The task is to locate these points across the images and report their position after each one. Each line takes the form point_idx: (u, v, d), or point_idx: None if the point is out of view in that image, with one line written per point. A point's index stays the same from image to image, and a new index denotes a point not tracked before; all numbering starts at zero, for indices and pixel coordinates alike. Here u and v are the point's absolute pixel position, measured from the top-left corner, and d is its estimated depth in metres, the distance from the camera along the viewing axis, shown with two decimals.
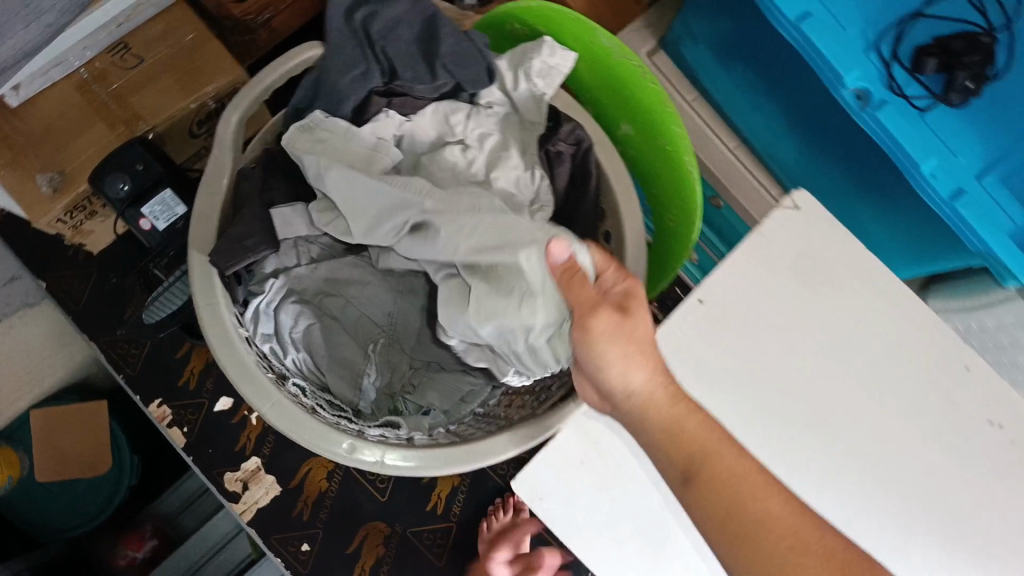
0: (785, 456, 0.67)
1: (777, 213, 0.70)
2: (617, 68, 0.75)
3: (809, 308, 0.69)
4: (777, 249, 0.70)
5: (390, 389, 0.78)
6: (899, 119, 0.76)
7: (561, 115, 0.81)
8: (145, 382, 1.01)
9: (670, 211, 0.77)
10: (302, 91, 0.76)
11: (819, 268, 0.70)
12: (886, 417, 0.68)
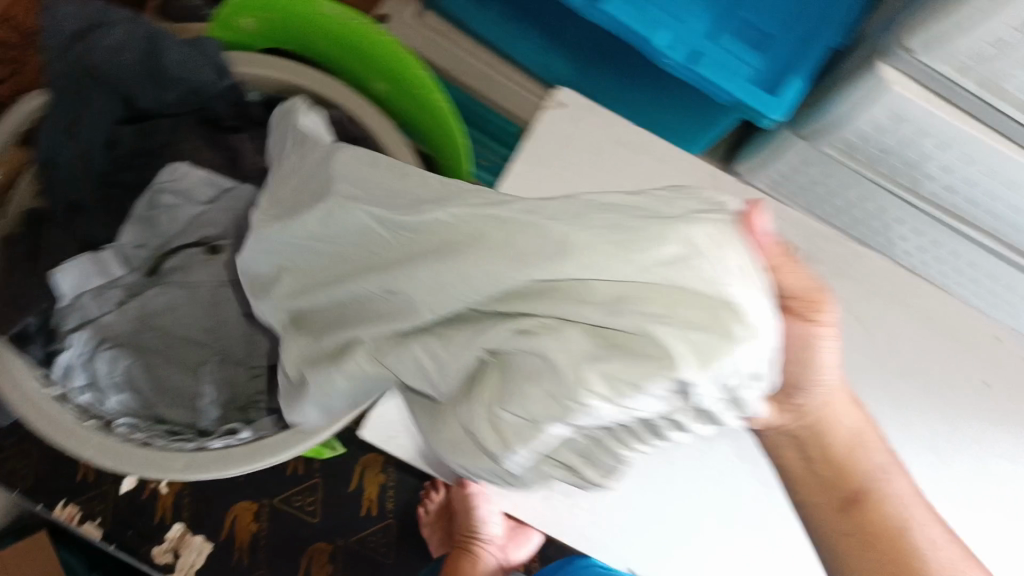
0: None
1: (548, 117, 0.85)
2: (336, 24, 0.74)
3: (591, 180, 0.85)
4: (554, 144, 0.85)
5: (234, 401, 0.79)
6: (626, 7, 0.79)
7: (297, 86, 0.79)
8: (45, 491, 1.20)
9: (438, 140, 0.79)
10: (35, 142, 0.73)
11: (589, 153, 0.85)
12: None
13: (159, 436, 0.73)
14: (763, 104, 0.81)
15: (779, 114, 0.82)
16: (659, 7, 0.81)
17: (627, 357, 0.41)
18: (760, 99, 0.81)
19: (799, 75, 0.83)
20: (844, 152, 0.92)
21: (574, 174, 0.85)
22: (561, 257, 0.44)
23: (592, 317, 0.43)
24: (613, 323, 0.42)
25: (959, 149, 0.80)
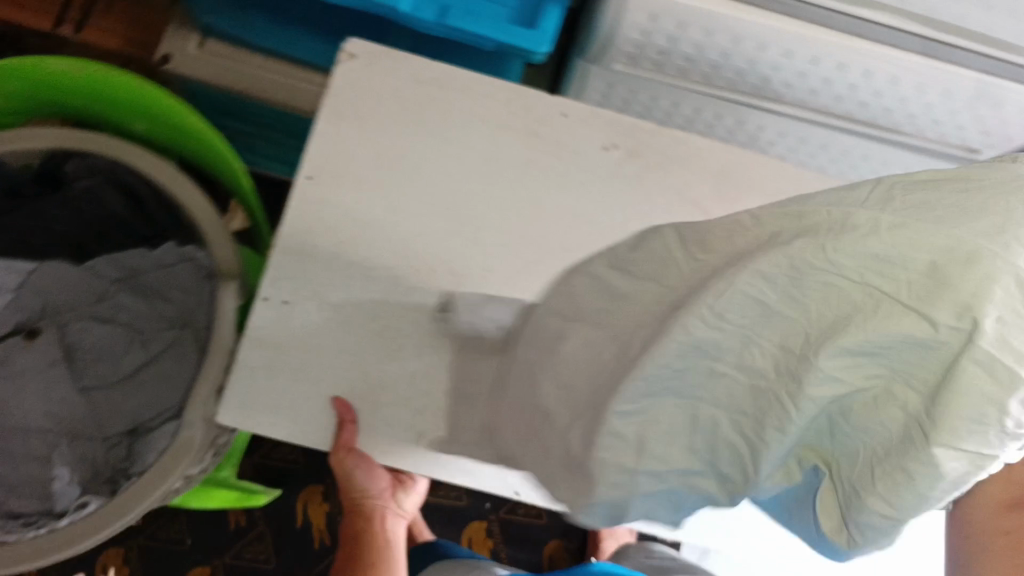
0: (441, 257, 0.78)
1: (342, 70, 0.80)
2: (81, 77, 0.74)
3: (399, 127, 0.80)
4: (353, 99, 0.79)
5: (99, 476, 0.83)
6: None
7: (71, 155, 0.80)
8: None
9: (221, 165, 0.79)
10: None
11: (392, 102, 0.80)
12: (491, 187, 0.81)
13: (15, 527, 0.76)
14: (529, 39, 0.86)
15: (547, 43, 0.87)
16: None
17: (870, 310, 0.43)
18: (526, 34, 0.86)
19: (554, 5, 0.88)
20: (675, 73, 0.94)
21: (391, 110, 0.80)
22: (875, 314, 0.43)
23: (872, 286, 0.43)
24: (869, 359, 0.44)
25: (830, 60, 0.88)
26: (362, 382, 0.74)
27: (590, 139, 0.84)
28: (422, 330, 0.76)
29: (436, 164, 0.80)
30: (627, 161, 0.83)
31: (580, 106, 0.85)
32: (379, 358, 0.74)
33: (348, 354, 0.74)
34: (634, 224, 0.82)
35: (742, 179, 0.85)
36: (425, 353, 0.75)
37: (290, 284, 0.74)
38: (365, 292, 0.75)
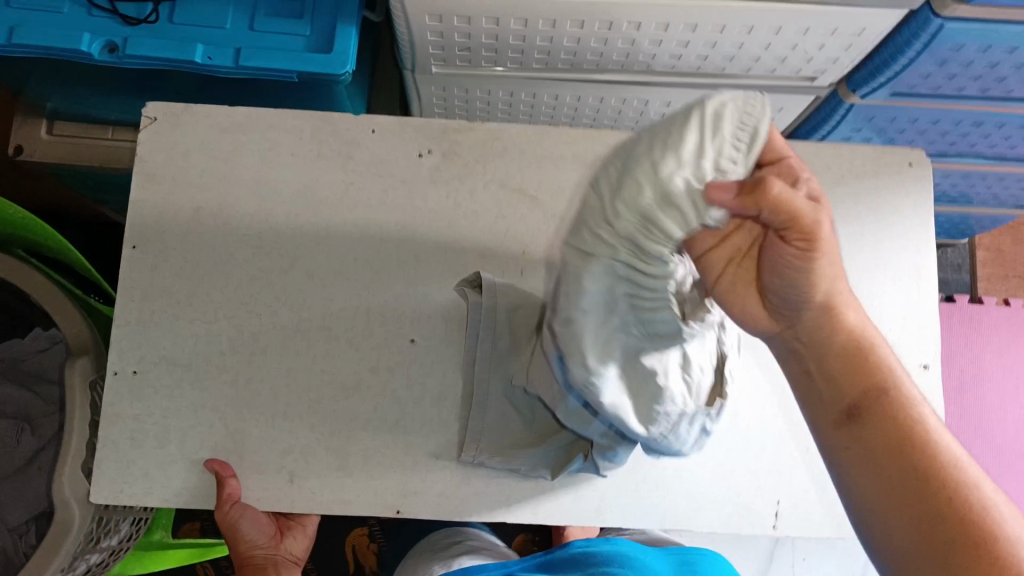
0: (285, 297, 0.76)
1: (145, 134, 0.78)
2: None
3: (215, 175, 0.78)
4: (161, 159, 0.78)
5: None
6: (147, 39, 0.80)
7: None
8: None
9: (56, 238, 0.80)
10: None
11: (203, 151, 0.78)
12: (321, 215, 0.78)
13: None
14: (321, 64, 0.80)
15: (348, 64, 0.80)
16: (197, 27, 0.82)
17: None
18: (319, 60, 0.80)
19: (349, 24, 0.81)
20: (518, 66, 0.87)
21: (197, 162, 0.78)
22: None
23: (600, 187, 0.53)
24: None
25: (681, 22, 0.78)
26: (224, 435, 0.74)
27: (409, 146, 0.79)
28: (279, 378, 0.75)
29: (255, 211, 0.77)
30: (449, 162, 0.79)
31: (389, 118, 0.79)
32: (239, 408, 0.74)
33: (204, 414, 0.74)
34: (481, 215, 0.78)
35: (580, 158, 0.79)
36: (284, 394, 0.74)
37: (134, 360, 0.74)
38: (212, 349, 0.75)
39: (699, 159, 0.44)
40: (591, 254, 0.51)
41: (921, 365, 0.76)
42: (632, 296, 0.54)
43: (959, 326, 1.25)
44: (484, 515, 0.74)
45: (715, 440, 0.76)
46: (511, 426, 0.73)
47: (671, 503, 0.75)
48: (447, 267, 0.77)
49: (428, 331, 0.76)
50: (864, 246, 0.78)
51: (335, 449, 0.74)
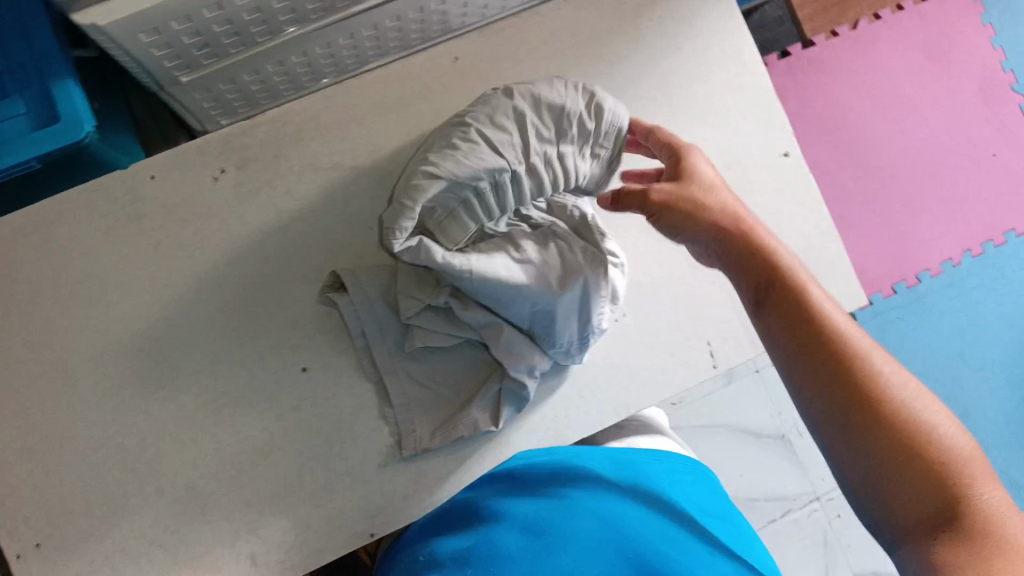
0: (152, 389, 0.68)
1: None
2: None
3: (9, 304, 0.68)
4: None
5: None
6: None
7: None
8: None
9: None
10: None
11: None
12: (144, 290, 0.69)
13: None
14: (55, 137, 0.68)
15: (86, 123, 0.69)
16: None
17: (489, 106, 0.59)
18: (52, 134, 0.68)
19: (64, 79, 0.69)
20: (265, 37, 0.75)
21: None
22: (496, 101, 0.59)
23: (500, 106, 0.58)
24: (472, 122, 0.57)
25: None
26: (160, 556, 0.66)
27: (198, 174, 0.69)
28: (189, 471, 0.67)
29: (73, 320, 0.68)
30: (248, 171, 0.69)
31: (161, 154, 0.69)
32: (165, 522, 0.67)
33: (128, 549, 0.66)
34: (308, 209, 0.70)
35: (381, 104, 0.71)
36: (203, 484, 0.67)
37: (28, 533, 0.66)
38: (103, 480, 0.67)
39: (569, 117, 0.59)
40: (463, 163, 0.55)
41: (781, 155, 0.73)
42: (464, 205, 0.59)
43: (803, 74, 1.26)
44: (456, 495, 0.69)
45: (631, 310, 0.72)
46: (440, 399, 0.69)
47: (618, 392, 0.71)
48: (303, 279, 0.69)
49: (314, 351, 0.69)
50: (684, 61, 0.72)
51: (282, 510, 0.67)
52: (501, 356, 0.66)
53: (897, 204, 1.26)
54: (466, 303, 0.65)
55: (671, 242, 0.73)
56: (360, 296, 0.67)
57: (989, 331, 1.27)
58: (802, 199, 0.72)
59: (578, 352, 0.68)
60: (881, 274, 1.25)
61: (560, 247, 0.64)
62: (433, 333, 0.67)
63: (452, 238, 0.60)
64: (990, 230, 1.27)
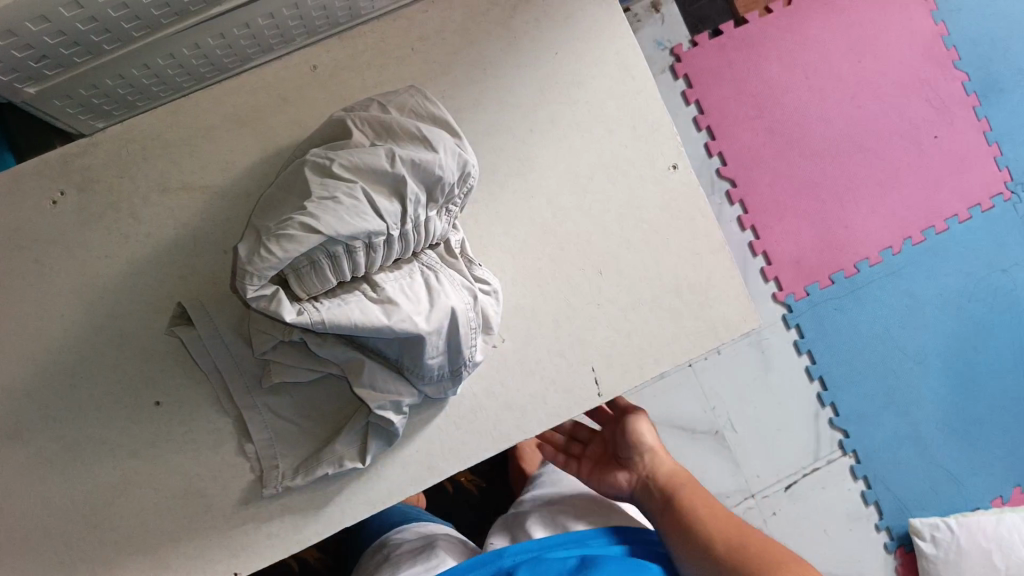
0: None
1: None
2: None
3: None
4: None
5: None
6: None
7: None
8: None
9: None
10: None
11: None
12: None
13: None
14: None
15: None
16: None
17: (368, 155, 0.51)
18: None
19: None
20: (113, 44, 0.66)
21: None
22: (376, 150, 0.51)
23: (379, 163, 0.51)
24: (346, 178, 0.50)
25: None
26: None
27: (36, 198, 0.64)
28: (38, 512, 0.63)
29: None
30: (90, 195, 0.65)
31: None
32: (11, 568, 0.62)
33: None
34: (159, 232, 0.65)
35: (234, 118, 0.66)
36: (54, 527, 0.63)
37: None
38: None
39: (449, 186, 0.54)
40: (330, 230, 0.48)
41: (667, 168, 0.69)
42: (328, 265, 0.52)
43: (735, 52, 1.20)
44: (325, 531, 0.64)
45: (511, 334, 0.66)
46: (304, 433, 0.65)
47: (498, 422, 0.66)
48: (155, 307, 0.65)
49: (170, 384, 0.65)
50: (559, 66, 0.68)
51: (139, 549, 0.63)
52: (364, 395, 0.59)
53: (835, 188, 1.21)
54: (321, 337, 0.58)
55: (554, 257, 0.67)
56: (209, 330, 0.63)
57: (930, 322, 1.22)
58: (689, 211, 0.68)
59: (451, 386, 0.62)
60: (819, 262, 1.19)
61: (427, 276, 0.58)
62: (287, 370, 0.62)
63: (311, 286, 0.53)
64: (930, 216, 1.22)
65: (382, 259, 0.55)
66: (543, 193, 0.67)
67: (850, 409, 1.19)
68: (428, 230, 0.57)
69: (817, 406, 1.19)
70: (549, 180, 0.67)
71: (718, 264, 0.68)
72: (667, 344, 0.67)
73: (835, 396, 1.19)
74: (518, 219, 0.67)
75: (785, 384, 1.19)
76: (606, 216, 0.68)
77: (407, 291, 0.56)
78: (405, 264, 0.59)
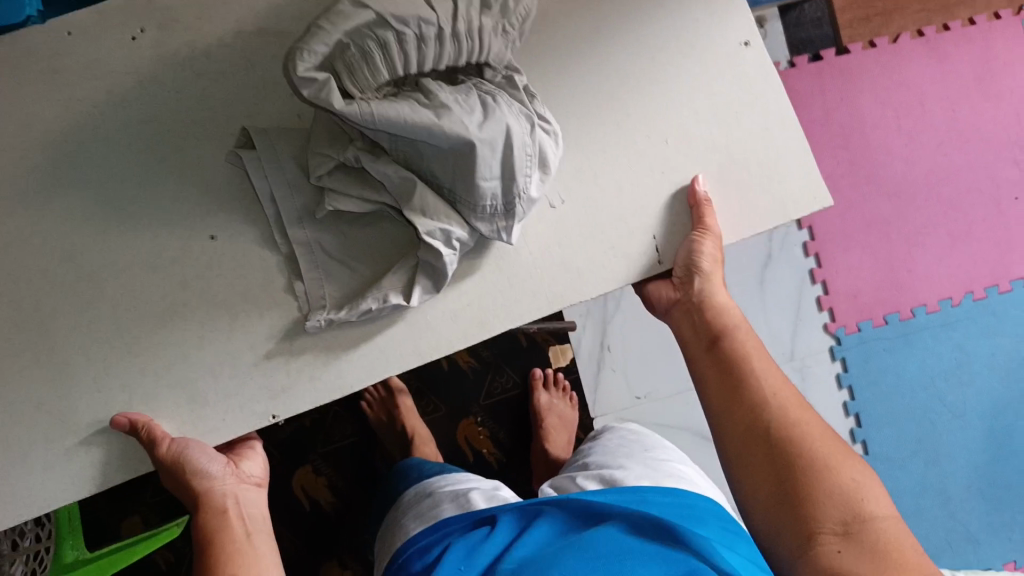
0: (52, 247, 0.64)
1: None
2: None
3: None
4: None
5: None
6: None
7: None
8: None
9: None
10: None
11: None
12: (63, 149, 0.65)
13: None
14: None
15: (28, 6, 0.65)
16: None
17: None
18: None
19: None
20: None
21: None
22: None
23: None
24: None
25: None
26: (48, 419, 0.62)
27: (116, 34, 0.66)
28: (84, 331, 0.63)
29: None
30: (168, 34, 0.66)
31: (81, 13, 0.66)
32: (50, 385, 0.62)
33: (2, 414, 0.61)
34: (235, 71, 0.67)
35: None
36: (95, 349, 0.63)
37: None
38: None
39: None
40: (376, 5, 0.51)
41: (741, 43, 0.69)
42: (384, 59, 0.53)
43: (831, 79, 1.22)
44: (365, 381, 0.65)
45: (570, 204, 0.66)
46: (352, 270, 0.65)
47: (552, 281, 0.65)
48: (218, 146, 0.66)
49: (227, 221, 0.65)
50: (643, 0, 0.69)
51: (179, 381, 0.63)
52: (414, 219, 0.58)
53: (906, 229, 1.20)
54: (375, 154, 0.58)
55: (634, 169, 0.67)
56: (271, 158, 0.64)
57: (974, 379, 1.19)
58: (756, 88, 0.68)
59: (505, 223, 0.60)
60: (875, 300, 1.18)
61: (482, 94, 0.57)
62: (355, 178, 0.60)
63: (366, 82, 0.53)
64: (996, 275, 1.20)
65: (435, 62, 0.55)
66: (625, 112, 0.67)
67: (881, 448, 1.17)
68: (487, 44, 0.57)
69: (847, 441, 1.17)
70: (614, 81, 0.67)
71: (771, 144, 0.68)
72: (723, 215, 0.67)
73: (867, 435, 1.17)
74: (596, 115, 0.67)
75: (819, 409, 1.17)
76: (673, 128, 0.67)
77: (462, 103, 0.54)
78: (463, 87, 0.56)
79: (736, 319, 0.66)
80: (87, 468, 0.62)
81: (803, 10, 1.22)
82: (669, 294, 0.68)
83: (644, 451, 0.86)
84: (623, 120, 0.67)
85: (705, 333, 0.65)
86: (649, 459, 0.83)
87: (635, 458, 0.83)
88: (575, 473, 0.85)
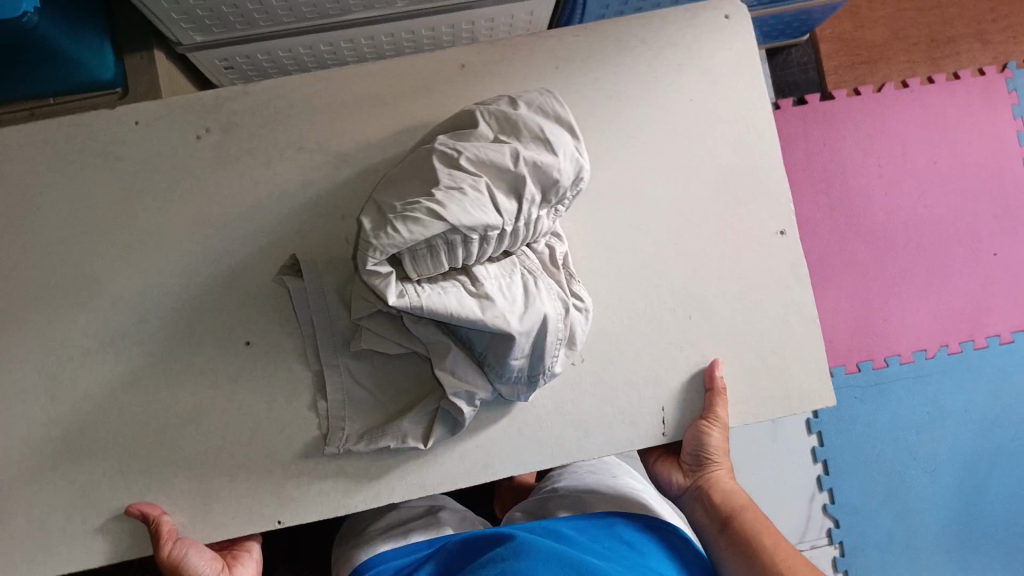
0: (105, 334, 0.66)
1: None
2: None
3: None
4: None
5: None
6: None
7: None
8: None
9: None
10: None
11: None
12: (113, 238, 0.67)
13: None
14: None
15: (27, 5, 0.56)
16: None
17: (494, 148, 0.55)
18: None
19: None
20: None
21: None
22: (502, 145, 0.55)
23: (503, 163, 0.54)
24: (470, 168, 0.54)
25: None
26: (86, 498, 0.64)
27: (181, 131, 0.69)
28: (121, 420, 0.65)
29: (45, 252, 0.67)
30: (232, 137, 0.69)
31: (149, 104, 0.69)
32: (92, 466, 0.65)
33: (49, 489, 0.64)
34: (286, 184, 0.69)
35: (386, 93, 0.70)
36: (132, 437, 0.65)
37: None
38: (40, 417, 0.65)
39: (564, 189, 0.56)
40: (450, 218, 0.51)
41: (777, 231, 0.72)
42: (440, 251, 0.55)
43: (815, 123, 1.24)
44: (372, 502, 0.66)
45: (591, 354, 0.69)
46: (376, 403, 0.66)
47: (561, 436, 0.68)
48: (261, 256, 0.68)
49: (263, 327, 0.67)
50: (659, 116, 0.72)
51: (198, 477, 0.65)
52: (444, 378, 0.62)
53: (884, 277, 1.24)
54: (418, 316, 0.61)
55: (651, 298, 0.70)
56: (314, 287, 0.66)
57: (945, 440, 1.24)
58: (772, 251, 0.72)
59: (525, 391, 0.64)
60: (850, 346, 1.23)
61: (525, 279, 0.61)
62: (392, 335, 0.64)
63: (423, 267, 0.56)
64: (973, 330, 1.25)
65: (489, 253, 0.57)
66: (646, 244, 0.71)
67: (847, 500, 1.21)
68: (536, 228, 0.59)
69: (815, 489, 1.20)
70: (640, 207, 0.71)
71: (781, 303, 0.72)
72: (737, 398, 0.70)
73: (834, 483, 1.21)
74: (611, 225, 0.71)
75: (790, 449, 1.21)
76: (689, 257, 0.71)
77: (504, 290, 0.59)
78: (506, 264, 0.61)
79: (743, 499, 0.72)
80: (108, 544, 0.64)
81: (790, 55, 1.25)
82: (679, 480, 0.75)
83: (609, 475, 0.87)
84: (644, 258, 0.71)
85: (716, 515, 0.72)
86: (613, 484, 0.83)
87: (599, 483, 0.84)
88: (544, 496, 0.86)
